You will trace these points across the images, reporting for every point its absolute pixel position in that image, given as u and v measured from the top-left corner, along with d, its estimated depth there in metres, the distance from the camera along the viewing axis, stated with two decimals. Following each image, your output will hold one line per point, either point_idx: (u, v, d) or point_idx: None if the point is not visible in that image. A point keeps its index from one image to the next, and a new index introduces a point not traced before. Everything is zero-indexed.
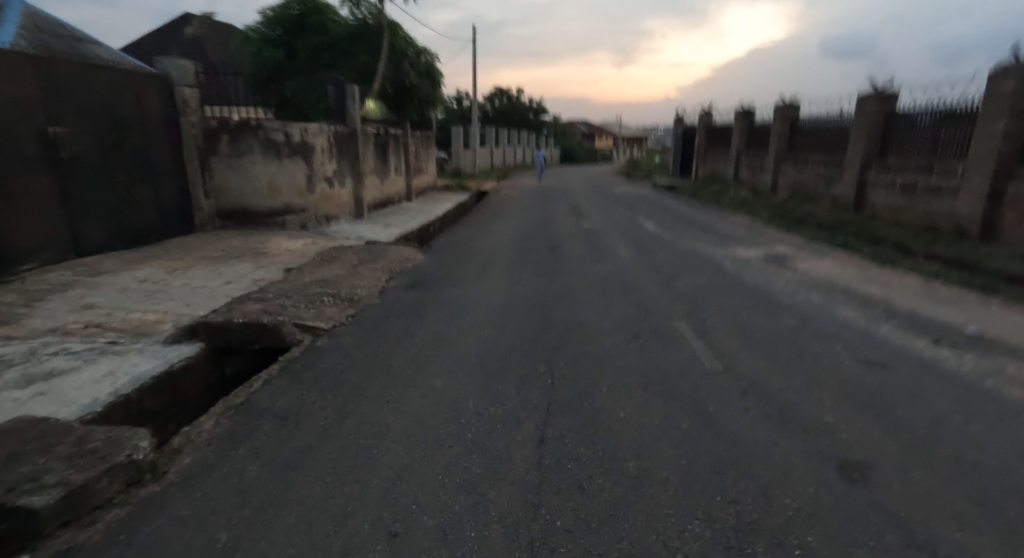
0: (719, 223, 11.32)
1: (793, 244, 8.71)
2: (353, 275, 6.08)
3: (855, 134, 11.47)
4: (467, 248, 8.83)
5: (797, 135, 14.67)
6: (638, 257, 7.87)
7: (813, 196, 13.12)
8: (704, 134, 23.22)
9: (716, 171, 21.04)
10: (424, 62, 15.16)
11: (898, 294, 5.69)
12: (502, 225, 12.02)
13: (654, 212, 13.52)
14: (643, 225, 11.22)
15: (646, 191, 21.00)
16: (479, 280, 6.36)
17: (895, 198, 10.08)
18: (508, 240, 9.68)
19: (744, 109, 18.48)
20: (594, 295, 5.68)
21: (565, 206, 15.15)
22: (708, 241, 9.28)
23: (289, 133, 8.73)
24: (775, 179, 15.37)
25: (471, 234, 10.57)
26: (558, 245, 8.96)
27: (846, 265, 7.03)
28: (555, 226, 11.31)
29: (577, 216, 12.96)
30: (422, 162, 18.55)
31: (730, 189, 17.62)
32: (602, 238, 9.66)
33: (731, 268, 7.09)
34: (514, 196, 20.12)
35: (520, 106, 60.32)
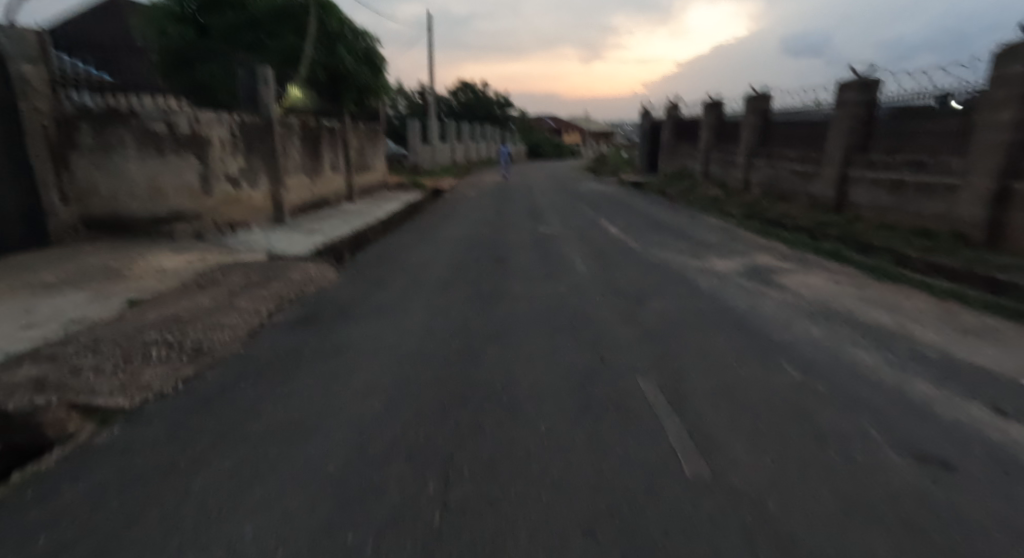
0: (689, 226, 10.22)
1: (774, 252, 7.64)
2: (222, 311, 4.59)
3: (834, 127, 10.49)
4: (398, 262, 7.44)
5: (769, 128, 13.69)
6: (598, 273, 6.61)
7: (788, 195, 12.13)
8: (671, 129, 22.23)
9: (684, 168, 20.06)
10: (361, 46, 13.62)
11: (915, 323, 4.57)
12: (449, 230, 10.62)
13: (619, 213, 12.37)
14: (606, 230, 10.02)
15: (612, 189, 19.88)
16: (393, 311, 4.99)
17: (881, 198, 9.09)
18: (450, 249, 8.33)
19: (713, 102, 17.49)
20: (536, 334, 4.38)
21: (523, 207, 13.85)
22: (678, 249, 8.13)
23: (174, 123, 7.14)
24: (747, 176, 14.39)
25: (410, 243, 9.16)
26: (507, 257, 7.65)
27: (841, 282, 5.91)
28: (507, 231, 9.99)
29: (534, 218, 11.68)
30: (367, 159, 16.95)
31: (700, 187, 16.61)
32: (558, 247, 8.38)
33: (707, 287, 5.91)
34: (472, 195, 18.74)
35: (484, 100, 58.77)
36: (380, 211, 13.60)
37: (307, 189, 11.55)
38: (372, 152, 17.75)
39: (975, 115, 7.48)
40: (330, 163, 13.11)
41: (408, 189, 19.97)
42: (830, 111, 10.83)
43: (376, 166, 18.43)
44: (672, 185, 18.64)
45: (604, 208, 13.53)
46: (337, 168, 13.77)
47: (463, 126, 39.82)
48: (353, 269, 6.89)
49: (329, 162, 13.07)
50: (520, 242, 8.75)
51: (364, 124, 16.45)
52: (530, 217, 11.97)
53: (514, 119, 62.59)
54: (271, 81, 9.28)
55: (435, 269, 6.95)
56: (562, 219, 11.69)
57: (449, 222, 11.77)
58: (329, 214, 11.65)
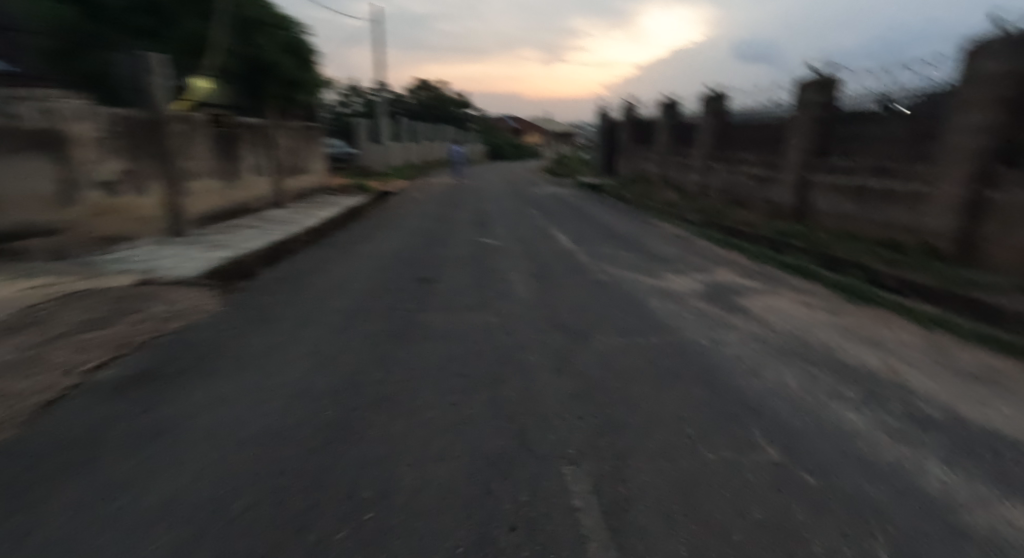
0: (643, 235, 9.46)
1: (733, 267, 6.91)
2: (19, 366, 3.38)
3: (791, 129, 9.91)
4: (303, 284, 6.30)
5: (726, 130, 13.11)
6: (537, 297, 5.67)
7: (746, 200, 11.56)
8: (628, 130, 21.62)
9: (641, 170, 19.48)
10: (285, 36, 12.33)
11: (903, 366, 3.78)
12: (381, 242, 9.50)
13: (571, 220, 11.55)
14: (555, 240, 9.13)
15: (568, 193, 19.07)
16: (265, 358, 3.88)
17: (843, 205, 8.51)
18: (372, 267, 7.25)
19: (668, 102, 16.92)
20: (440, 393, 3.37)
21: (469, 213, 12.85)
22: (630, 264, 7.31)
23: (20, 115, 5.81)
24: (705, 180, 13.81)
25: (329, 258, 8.01)
26: (436, 276, 6.62)
27: (810, 307, 5.15)
28: (443, 243, 8.96)
29: (477, 227, 10.69)
30: (300, 160, 15.62)
31: (656, 191, 16.00)
32: (498, 262, 7.43)
33: (658, 315, 5.06)
34: (420, 199, 17.60)
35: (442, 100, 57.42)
36: (308, 219, 12.36)
37: (215, 196, 10.27)
38: (307, 153, 16.40)
39: (944, 117, 6.89)
40: (247, 165, 11.80)
41: (351, 192, 18.66)
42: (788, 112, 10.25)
43: (313, 168, 17.09)
44: (629, 188, 18.00)
45: (556, 214, 12.68)
46: (258, 171, 12.46)
47: (417, 125, 38.45)
48: (243, 295, 5.73)
49: (246, 164, 11.76)
50: (454, 257, 7.74)
51: (294, 122, 15.13)
52: (474, 225, 10.98)
53: (472, 118, 61.44)
54: (161, 70, 8.07)
55: (345, 294, 5.86)
56: (509, 226, 10.78)
57: (384, 232, 10.64)
58: (241, 224, 10.39)
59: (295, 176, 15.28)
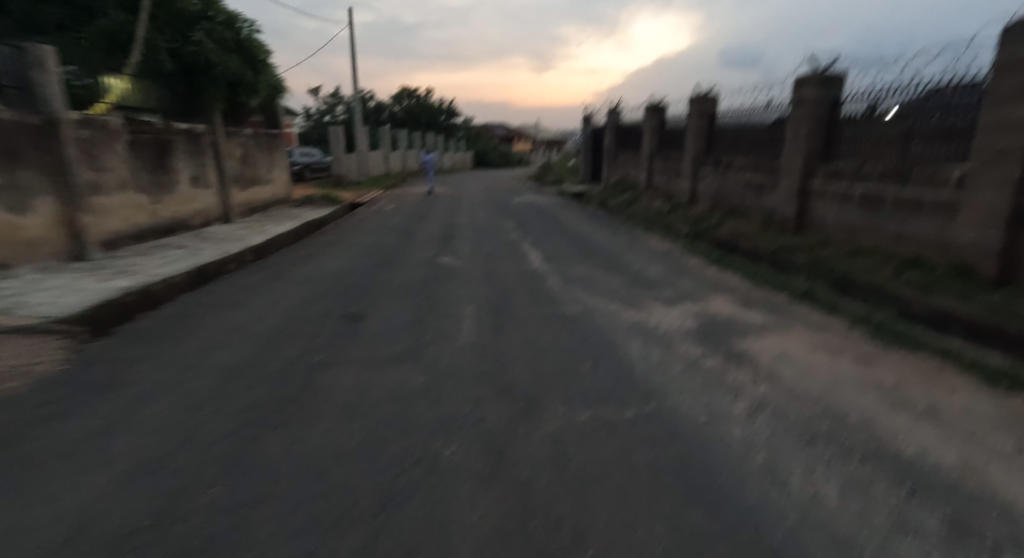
0: (625, 252, 8.32)
1: (729, 294, 5.76)
2: None
3: (788, 131, 8.81)
4: (198, 326, 5.06)
5: (716, 133, 12.03)
6: (484, 341, 4.47)
7: (740, 210, 10.45)
8: (613, 135, 20.55)
9: (627, 177, 18.40)
10: (226, 33, 11.11)
11: (988, 460, 2.60)
12: (325, 263, 8.26)
13: (546, 234, 10.41)
14: (524, 260, 7.95)
15: (550, 202, 17.92)
16: (56, 464, 2.64)
17: (851, 216, 7.36)
18: (297, 298, 6.01)
19: (654, 104, 15.85)
20: (286, 535, 2.14)
21: (437, 227, 11.65)
22: (607, 290, 6.15)
23: None
24: (695, 188, 12.72)
25: (253, 286, 6.76)
26: (368, 312, 5.41)
27: (832, 355, 3.98)
28: (393, 266, 7.73)
29: (440, 244, 9.46)
30: (255, 170, 14.36)
31: (642, 200, 14.91)
32: (450, 290, 6.21)
33: (636, 369, 3.86)
34: (390, 210, 16.37)
35: (426, 107, 56.34)
36: (254, 236, 11.09)
37: (137, 212, 8.99)
38: (266, 163, 15.16)
39: (976, 113, 5.74)
40: (183, 177, 10.54)
41: (318, 204, 17.43)
42: (785, 112, 9.15)
43: (274, 179, 15.85)
44: (615, 196, 16.92)
45: (532, 227, 11.56)
46: (198, 183, 11.18)
47: (399, 133, 37.28)
48: (110, 345, 4.52)
49: (181, 176, 10.49)
50: (399, 284, 6.52)
51: (247, 130, 13.88)
52: (438, 241, 9.78)
53: (458, 126, 60.38)
54: (52, 67, 6.85)
55: (242, 340, 4.62)
56: (475, 242, 9.60)
57: (333, 250, 9.41)
58: (168, 244, 9.12)
59: (250, 188, 14.02)
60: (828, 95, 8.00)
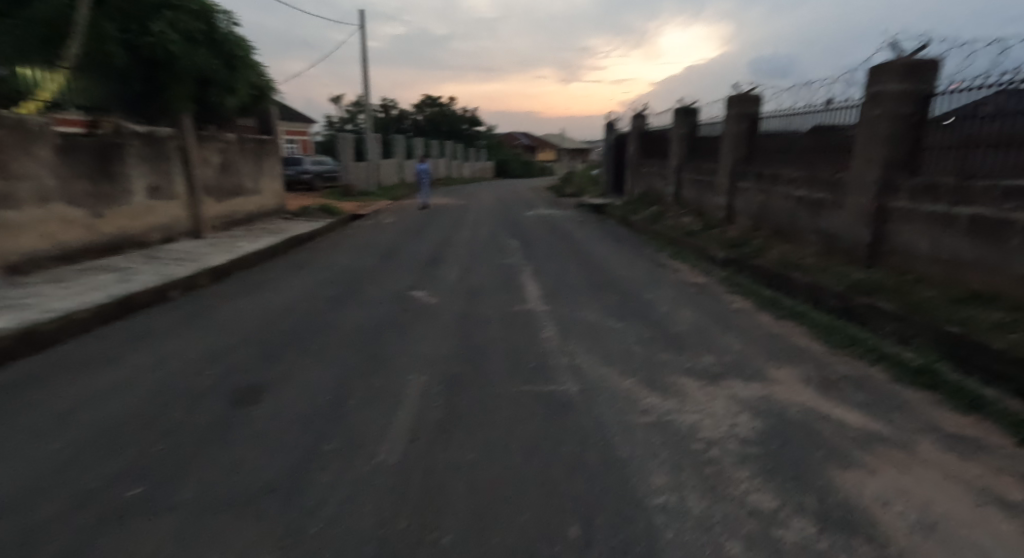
0: (647, 287, 6.60)
1: (796, 364, 4.00)
2: None
3: (856, 136, 6.99)
4: (22, 404, 3.49)
5: (758, 141, 10.22)
6: (417, 457, 2.81)
7: (790, 232, 8.61)
8: (638, 142, 18.78)
9: (652, 189, 16.62)
10: (194, 23, 9.79)
11: None
12: (275, 294, 6.74)
13: (554, 258, 8.75)
14: (518, 296, 6.29)
15: (566, 216, 16.24)
16: None
17: (951, 246, 5.49)
18: (197, 354, 4.45)
19: (684, 109, 14.07)
20: None
21: (430, 246, 10.12)
22: (620, 351, 4.45)
23: None
24: (732, 203, 10.90)
25: (160, 330, 5.24)
26: (275, 386, 3.78)
27: (1015, 522, 2.22)
28: (351, 302, 6.12)
29: (424, 270, 7.86)
30: (239, 179, 13.04)
31: (669, 217, 13.13)
32: (405, 346, 4.56)
33: (659, 542, 2.15)
34: (389, 223, 14.92)
35: (448, 116, 55.32)
36: (219, 254, 9.67)
37: (65, 227, 7.64)
38: (253, 171, 13.84)
39: None
40: (137, 187, 9.19)
41: (314, 216, 16.09)
42: (852, 113, 7.32)
43: (263, 189, 14.52)
44: (638, 211, 15.14)
45: (539, 248, 9.90)
46: (158, 194, 9.83)
47: (415, 141, 36.11)
48: None
49: (134, 186, 9.16)
50: (343, 334, 4.91)
51: (228, 134, 12.56)
52: (422, 266, 8.18)
53: (480, 135, 59.17)
54: None
55: (54, 442, 3.00)
56: (467, 268, 7.99)
57: (297, 275, 7.91)
58: (102, 267, 7.73)
59: (231, 199, 12.69)
60: (915, 88, 6.17)
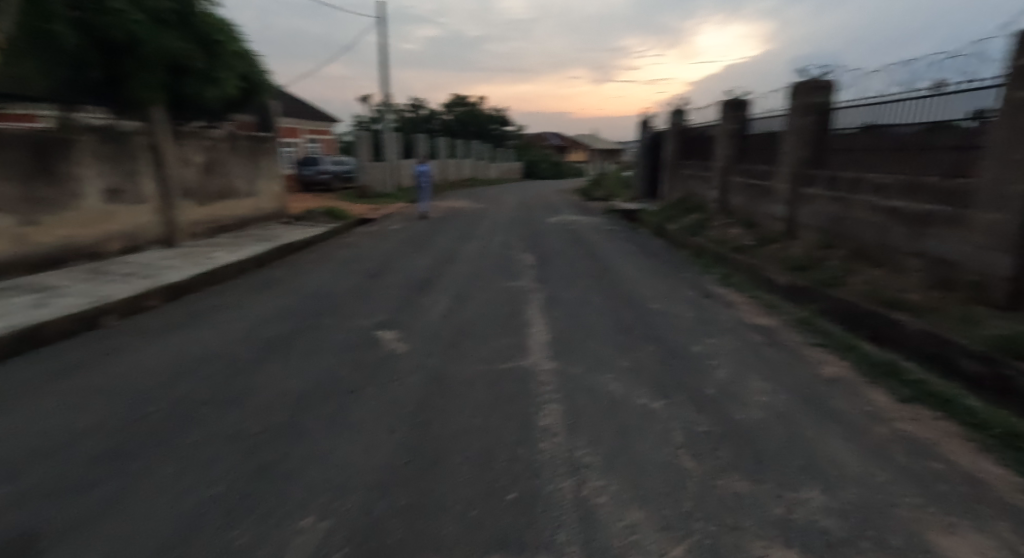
0: (697, 332, 4.89)
1: (983, 522, 2.25)
2: None
3: (992, 129, 5.08)
4: None
5: (829, 138, 8.30)
6: None
7: (879, 254, 6.72)
8: (676, 141, 16.85)
9: (691, 195, 14.73)
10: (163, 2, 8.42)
11: None
12: (210, 331, 5.24)
13: (574, 282, 7.07)
14: (518, 344, 4.65)
15: (594, 225, 14.49)
16: None
17: None
18: (16, 445, 2.91)
19: (733, 102, 12.17)
20: None
21: (428, 262, 8.57)
22: (664, 466, 2.75)
23: None
24: (795, 214, 9.00)
25: (15, 389, 3.75)
26: (72, 532, 2.21)
27: None
28: (294, 348, 4.59)
29: (409, 297, 6.29)
30: (229, 180, 11.75)
31: (713, 229, 11.27)
32: (327, 442, 2.96)
33: None
34: (397, 229, 13.45)
35: (476, 116, 53.97)
36: (184, 268, 8.32)
37: None
38: (248, 172, 12.58)
39: None
40: (89, 189, 7.90)
41: (317, 221, 14.76)
42: (980, 99, 5.40)
43: (260, 191, 13.25)
44: (675, 220, 13.31)
45: (557, 266, 8.23)
46: (121, 197, 8.55)
47: (439, 141, 34.77)
48: None
49: (87, 188, 7.88)
50: (251, 411, 3.35)
51: (217, 131, 11.29)
52: (409, 291, 6.60)
53: (509, 135, 57.66)
54: None
55: None
56: (465, 295, 6.39)
57: (254, 300, 6.43)
58: (26, 287, 6.42)
59: (219, 202, 11.41)
60: None
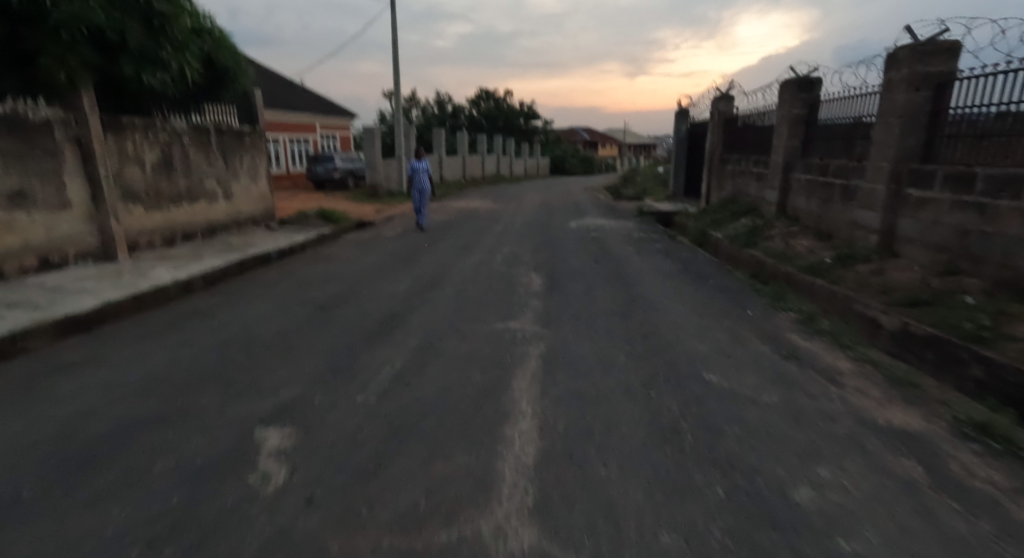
0: (795, 450, 2.84)
1: None
2: None
3: None
4: None
5: (952, 122, 6.06)
6: None
7: None
8: (720, 132, 14.57)
9: (741, 196, 12.44)
10: None
11: None
12: (23, 411, 3.42)
13: (592, 325, 5.07)
14: (485, 475, 2.68)
15: (624, 231, 12.41)
16: None
17: None
18: None
19: (797, 82, 9.92)
20: None
21: (408, 288, 6.68)
22: None
23: None
24: (894, 226, 6.78)
25: None
26: None
27: None
28: (103, 470, 2.69)
29: (352, 355, 4.39)
30: (196, 181, 10.07)
31: (774, 241, 9.05)
32: None
33: None
34: (394, 236, 11.67)
35: (503, 110, 52.01)
36: (104, 291, 6.64)
37: None
38: (223, 171, 10.89)
39: None
40: None
41: (309, 225, 13.10)
42: None
43: (238, 193, 11.56)
44: (722, 228, 11.09)
45: (573, 295, 6.25)
46: (31, 202, 6.94)
47: (461, 135, 32.97)
48: None
49: None
50: None
51: (178, 122, 9.62)
52: (358, 344, 4.65)
53: (537, 130, 55.53)
54: None
55: None
56: (434, 350, 4.45)
57: (144, 349, 4.63)
58: None
59: (182, 206, 9.78)
60: None
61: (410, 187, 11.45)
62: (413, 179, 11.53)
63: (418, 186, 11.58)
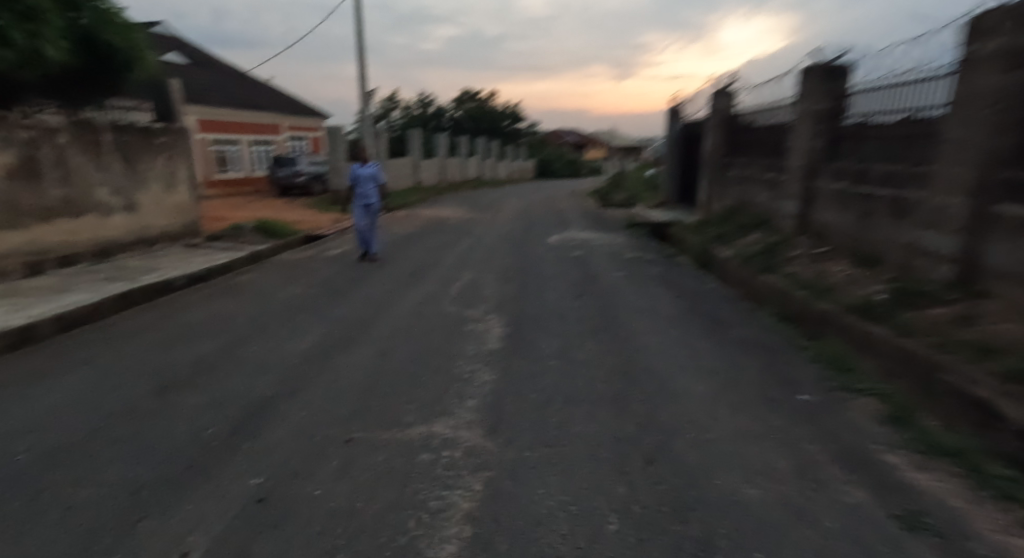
0: None
1: None
2: None
3: None
4: None
5: None
6: None
7: None
8: (721, 132, 12.80)
9: (749, 206, 10.71)
10: None
11: None
12: None
13: (571, 432, 3.21)
14: None
15: (613, 247, 10.59)
16: None
17: None
18: None
19: (822, 71, 8.15)
20: None
21: (317, 346, 4.79)
22: None
23: None
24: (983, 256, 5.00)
25: None
26: None
27: None
28: None
29: (131, 518, 2.41)
30: (77, 189, 8.01)
31: (800, 267, 7.29)
32: None
33: None
34: (339, 255, 9.72)
35: (487, 112, 50.16)
36: None
37: None
38: (121, 178, 8.86)
39: None
40: None
41: (243, 240, 11.10)
42: None
43: (146, 204, 9.50)
44: (730, 246, 9.28)
45: (544, 361, 4.37)
46: None
47: (439, 137, 31.03)
48: None
49: None
50: None
51: (51, 117, 7.58)
52: (163, 484, 2.68)
53: (522, 133, 53.71)
54: None
55: None
56: (289, 502, 2.53)
57: None
58: None
59: (59, 221, 7.75)
60: None
61: (353, 200, 8.63)
62: (356, 190, 8.72)
63: (362, 199, 8.75)
